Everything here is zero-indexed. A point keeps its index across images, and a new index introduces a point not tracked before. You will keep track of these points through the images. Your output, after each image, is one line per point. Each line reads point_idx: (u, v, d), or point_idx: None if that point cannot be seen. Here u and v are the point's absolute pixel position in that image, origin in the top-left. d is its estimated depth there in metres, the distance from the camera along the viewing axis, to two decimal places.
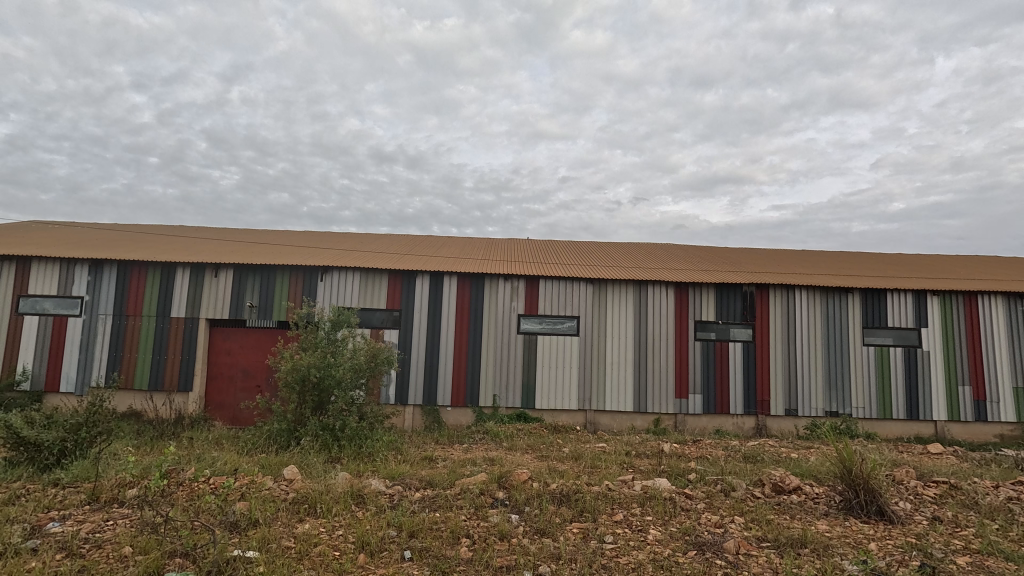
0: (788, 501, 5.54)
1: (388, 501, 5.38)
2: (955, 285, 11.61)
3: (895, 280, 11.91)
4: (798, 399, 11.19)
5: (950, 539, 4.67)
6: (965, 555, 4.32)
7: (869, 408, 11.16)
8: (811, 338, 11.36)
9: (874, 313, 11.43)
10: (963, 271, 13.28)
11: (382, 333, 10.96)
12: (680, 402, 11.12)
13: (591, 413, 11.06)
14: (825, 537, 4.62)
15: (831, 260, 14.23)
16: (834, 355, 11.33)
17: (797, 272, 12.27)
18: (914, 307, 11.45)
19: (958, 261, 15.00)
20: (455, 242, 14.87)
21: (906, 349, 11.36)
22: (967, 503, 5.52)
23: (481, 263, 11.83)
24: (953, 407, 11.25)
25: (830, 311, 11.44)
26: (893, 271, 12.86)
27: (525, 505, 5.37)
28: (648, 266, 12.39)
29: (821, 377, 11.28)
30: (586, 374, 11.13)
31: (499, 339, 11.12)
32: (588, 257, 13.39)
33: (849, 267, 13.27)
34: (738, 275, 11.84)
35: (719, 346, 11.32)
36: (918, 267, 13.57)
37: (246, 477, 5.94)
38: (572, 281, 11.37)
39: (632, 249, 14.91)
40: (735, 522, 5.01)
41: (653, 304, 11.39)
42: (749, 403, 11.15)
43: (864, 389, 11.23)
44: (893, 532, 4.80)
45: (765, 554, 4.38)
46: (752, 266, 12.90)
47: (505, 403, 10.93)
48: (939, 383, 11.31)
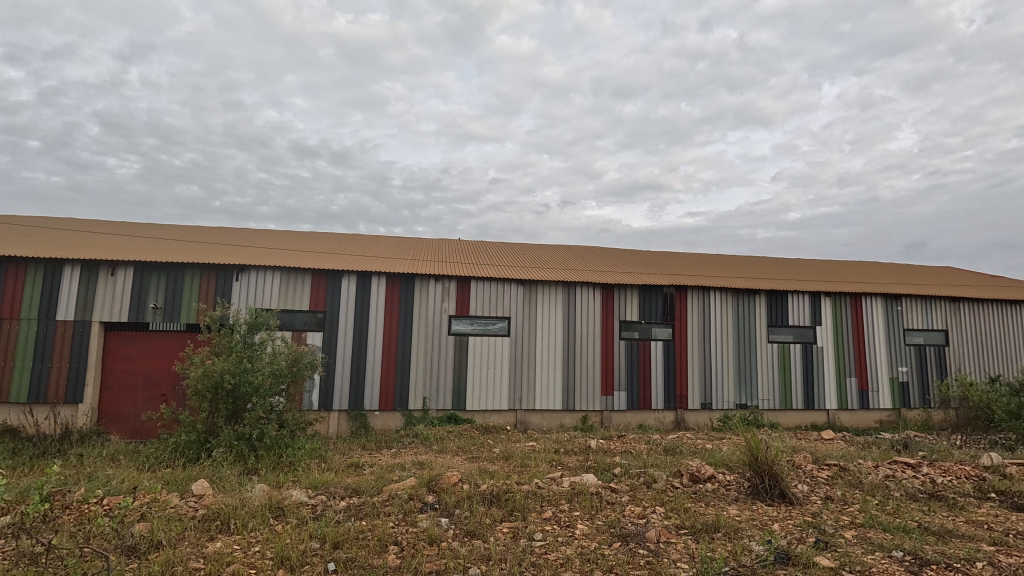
0: (704, 490, 5.93)
1: (310, 512, 5.11)
2: (844, 288, 12.99)
3: (796, 283, 13.11)
4: (712, 393, 11.98)
5: (840, 515, 5.20)
6: (852, 529, 4.83)
7: (773, 399, 12.19)
8: (723, 336, 12.21)
9: (778, 312, 12.51)
10: (851, 275, 14.87)
11: (305, 336, 10.44)
12: (606, 399, 11.53)
13: (521, 412, 11.20)
14: (735, 521, 4.98)
15: (743, 264, 15.38)
16: (743, 352, 12.24)
17: (713, 276, 13.15)
18: (810, 307, 12.66)
19: (846, 266, 16.78)
20: (386, 241, 14.51)
21: (804, 345, 12.52)
22: (854, 482, 6.18)
23: (412, 263, 11.58)
24: (842, 397, 12.53)
25: (741, 310, 12.37)
26: (795, 275, 14.12)
27: (456, 507, 5.32)
28: (578, 268, 12.74)
29: (732, 372, 12.14)
30: (517, 373, 11.26)
31: (430, 340, 10.96)
32: (519, 258, 13.55)
33: (757, 271, 14.43)
34: (660, 277, 12.48)
35: (642, 345, 11.86)
36: (816, 272, 14.98)
37: (147, 495, 5.41)
38: (503, 282, 11.44)
39: (562, 251, 15.26)
40: (656, 513, 5.27)
41: (581, 305, 11.74)
42: (669, 398, 11.78)
43: (768, 382, 12.23)
44: (794, 512, 5.26)
45: (683, 540, 4.64)
46: (673, 269, 13.68)
47: (436, 405, 10.79)
48: (831, 375, 12.55)
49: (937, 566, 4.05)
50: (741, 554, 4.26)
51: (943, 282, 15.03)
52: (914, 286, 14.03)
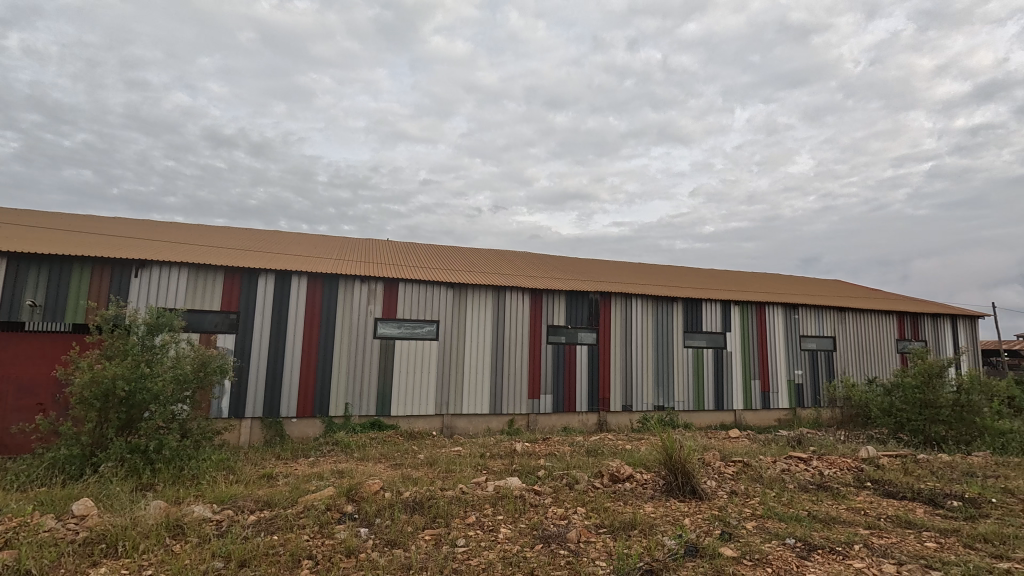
0: (622, 489, 6.16)
1: (214, 529, 4.73)
2: (750, 297, 14.09)
3: (709, 292, 14.04)
4: (633, 395, 12.51)
5: (743, 508, 5.61)
6: (753, 520, 5.22)
7: (687, 401, 12.95)
8: (644, 341, 12.81)
9: (692, 319, 13.32)
10: (756, 286, 16.17)
11: (214, 338, 9.69)
12: (532, 403, 11.69)
13: (448, 417, 11.08)
14: (650, 518, 5.22)
15: (662, 273, 16.24)
16: (661, 357, 12.91)
17: (635, 283, 13.77)
18: (721, 315, 13.60)
19: (752, 277, 18.23)
20: (309, 239, 13.83)
21: (715, 350, 13.42)
22: (755, 477, 6.70)
23: (336, 263, 11.12)
24: (747, 398, 13.57)
25: (660, 316, 13.04)
26: (708, 285, 15.12)
27: (376, 517, 5.15)
28: (507, 273, 12.84)
29: (651, 376, 12.75)
30: (444, 378, 11.13)
31: (354, 343, 10.57)
32: (449, 261, 13.44)
33: (675, 280, 15.30)
34: (586, 283, 12.88)
35: (568, 349, 12.16)
36: (726, 282, 16.13)
37: (14, 519, 4.75)
38: (432, 285, 11.28)
39: (492, 255, 15.32)
40: (577, 513, 5.40)
41: (510, 309, 11.84)
42: (592, 401, 12.16)
43: (683, 385, 12.98)
44: (703, 507, 5.61)
45: (602, 538, 4.79)
46: (598, 276, 14.17)
47: (359, 411, 10.42)
48: (739, 378, 13.55)
49: (822, 550, 4.47)
50: (655, 549, 4.46)
51: (833, 294, 16.74)
52: (809, 297, 15.51)
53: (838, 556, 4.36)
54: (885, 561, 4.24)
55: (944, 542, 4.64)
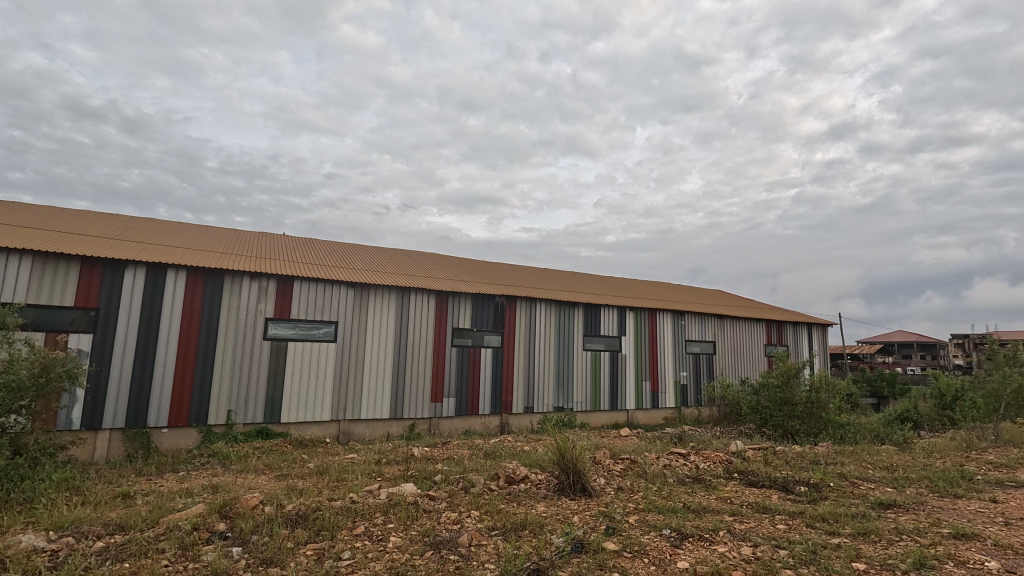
0: (517, 490, 6.26)
1: (46, 561, 4.06)
2: (644, 304, 15.07)
3: (607, 298, 14.79)
4: (534, 398, 12.81)
5: (627, 502, 5.95)
6: (635, 514, 5.54)
7: (585, 402, 13.52)
8: (546, 344, 13.16)
9: (592, 323, 13.95)
10: (650, 293, 17.33)
11: (64, 338, 8.40)
12: (435, 406, 11.52)
13: (345, 423, 10.57)
14: (541, 517, 5.36)
15: (566, 279, 16.85)
16: (562, 360, 13.36)
17: (540, 288, 14.12)
18: (617, 320, 14.39)
19: (647, 285, 19.52)
20: (190, 229, 12.52)
21: (612, 353, 14.16)
22: (640, 472, 7.15)
23: (222, 257, 10.15)
24: (639, 398, 14.47)
25: (562, 321, 13.50)
26: (607, 291, 15.94)
27: (253, 533, 4.75)
28: (413, 274, 12.56)
29: (552, 378, 13.14)
30: (342, 382, 10.61)
31: (240, 345, 9.71)
32: (351, 260, 12.85)
33: (577, 286, 15.93)
34: (492, 287, 12.97)
35: (473, 352, 12.15)
36: (624, 289, 17.12)
37: None
38: (332, 284, 10.70)
39: (398, 255, 14.91)
40: (471, 516, 5.39)
41: (414, 311, 11.58)
42: (495, 404, 12.25)
43: (582, 387, 13.53)
44: (591, 503, 5.86)
45: (493, 541, 4.82)
46: (504, 280, 14.34)
47: (243, 419, 9.58)
48: (632, 380, 14.41)
49: (693, 538, 4.86)
50: (543, 548, 4.56)
51: (715, 303, 18.43)
52: (694, 304, 16.92)
53: (706, 542, 4.77)
54: (744, 544, 4.71)
55: (792, 523, 5.26)
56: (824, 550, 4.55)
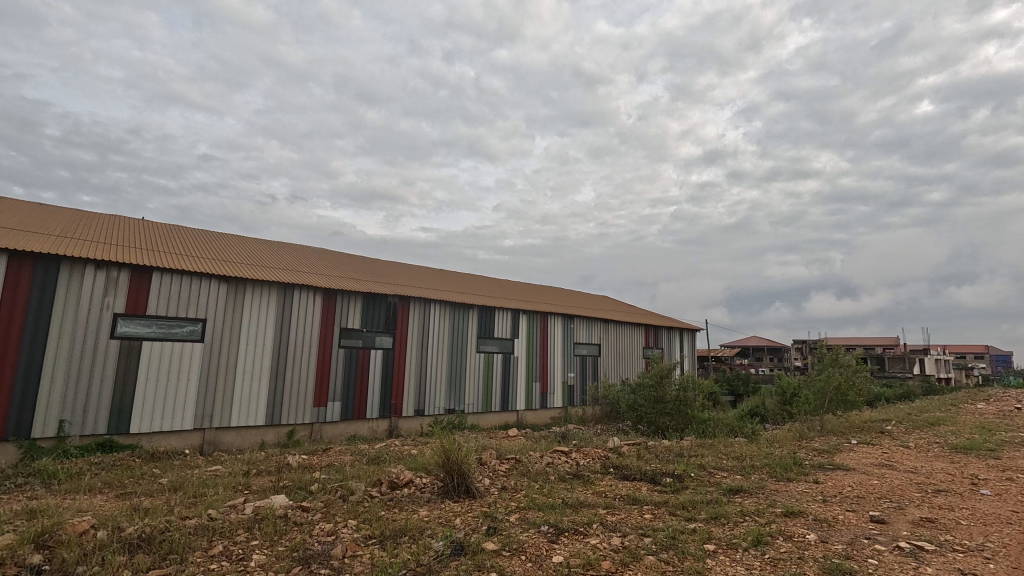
0: (399, 495, 6.08)
1: None
2: (536, 308, 15.53)
3: (502, 301, 15.01)
4: (425, 400, 12.57)
5: (510, 502, 6.05)
6: (516, 513, 5.65)
7: (476, 404, 13.56)
8: (439, 346, 13.00)
9: (485, 326, 14.06)
10: (543, 298, 17.92)
11: None
12: (317, 411, 10.83)
13: (211, 432, 9.53)
14: (422, 522, 5.25)
15: (461, 281, 16.81)
16: (455, 362, 13.28)
17: (434, 289, 13.93)
18: (511, 322, 14.66)
19: (540, 289, 20.15)
20: (15, 205, 10.51)
21: (504, 355, 14.38)
22: (524, 471, 7.32)
23: (58, 241, 8.65)
24: (528, 399, 14.85)
25: (456, 322, 13.43)
26: (501, 294, 16.19)
27: (79, 564, 4.06)
28: (297, 270, 11.71)
29: (444, 380, 13.00)
30: (209, 386, 9.56)
31: (79, 345, 8.34)
32: (226, 251, 11.65)
33: (472, 288, 15.96)
34: (385, 286, 12.54)
35: (361, 353, 11.62)
36: (518, 293, 17.51)
37: None
38: (200, 277, 9.61)
39: (281, 248, 13.83)
40: (347, 526, 5.12)
41: (297, 310, 10.79)
42: (383, 407, 11.82)
43: (473, 388, 13.57)
44: (474, 505, 5.87)
45: (369, 550, 4.62)
46: (398, 280, 13.93)
47: (79, 430, 8.22)
48: (522, 381, 14.75)
49: (568, 532, 5.07)
50: (422, 554, 4.47)
51: (601, 308, 19.55)
52: (583, 309, 17.80)
53: (580, 536, 5.00)
54: (614, 535, 5.01)
55: (657, 512, 5.72)
56: (682, 535, 5.00)
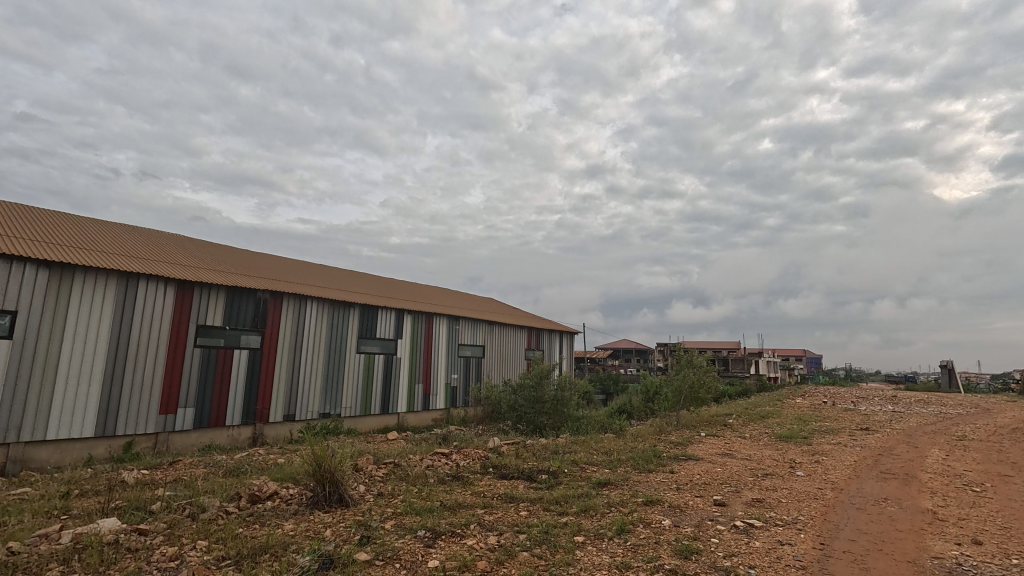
0: (261, 509, 5.56)
1: None
2: (421, 308, 15.25)
3: (385, 301, 14.50)
4: (296, 404, 11.66)
5: (385, 508, 5.84)
6: (392, 519, 5.46)
7: (354, 407, 12.90)
8: (315, 346, 12.16)
9: (367, 325, 13.47)
10: (428, 298, 17.66)
11: None
12: (164, 419, 9.50)
13: (17, 448, 7.89)
14: (287, 536, 4.85)
15: (342, 278, 15.94)
16: (332, 363, 12.51)
17: (312, 285, 13.03)
18: (394, 322, 14.21)
19: (426, 289, 19.84)
20: None
21: (386, 356, 13.88)
22: (402, 476, 7.12)
23: None
24: (410, 401, 14.50)
25: (334, 322, 12.68)
26: (386, 293, 15.64)
27: None
28: (146, 257, 10.21)
29: (319, 383, 12.19)
30: (18, 393, 7.92)
31: None
32: (49, 231, 9.78)
33: (354, 285, 15.21)
34: (254, 280, 11.44)
35: (223, 354, 10.45)
36: (403, 292, 17.06)
37: None
38: (10, 261, 7.94)
39: (125, 232, 11.96)
40: (196, 548, 4.54)
41: (143, 303, 9.40)
42: (247, 413, 10.73)
43: (351, 391, 12.90)
44: (347, 514, 5.56)
45: (222, 573, 4.14)
46: (270, 274, 12.79)
47: None
48: (404, 383, 14.36)
49: (445, 535, 5.03)
50: (285, 572, 4.11)
51: (486, 310, 19.79)
52: (468, 311, 17.87)
53: (457, 538, 4.98)
54: (490, 534, 5.07)
55: (532, 508, 5.91)
56: (554, 529, 5.22)
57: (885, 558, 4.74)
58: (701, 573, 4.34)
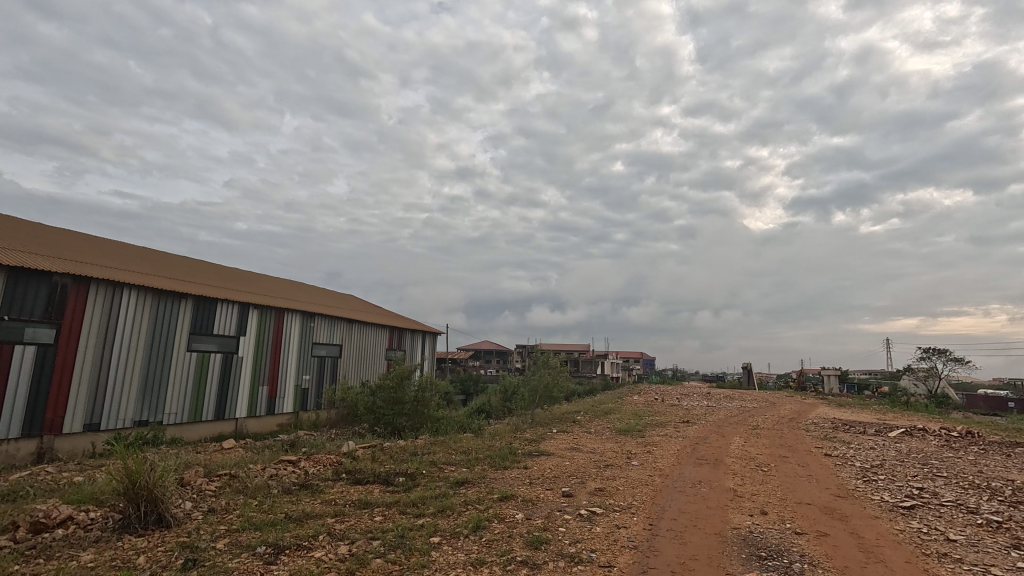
0: (48, 540, 4.56)
1: None
2: (270, 303, 13.92)
3: (227, 293, 12.95)
4: (102, 411, 9.80)
5: (217, 526, 5.18)
6: (225, 537, 4.87)
7: (180, 413, 11.24)
8: (131, 343, 10.38)
9: (203, 320, 11.88)
10: (280, 292, 16.20)
11: None
12: None
13: None
14: (85, 569, 4.05)
15: (173, 264, 13.87)
16: (154, 362, 10.78)
17: (132, 271, 11.12)
18: (237, 317, 12.75)
19: (277, 283, 18.17)
20: None
21: (225, 355, 12.37)
22: (239, 488, 6.39)
23: None
24: (252, 405, 13.10)
25: (160, 314, 10.95)
26: (228, 285, 13.97)
27: None
28: None
29: (135, 385, 10.40)
30: None
31: None
32: None
33: (188, 274, 13.32)
34: (49, 261, 9.40)
35: None
36: (250, 285, 15.40)
37: None
38: None
39: None
40: None
41: None
42: (30, 423, 8.73)
43: (178, 395, 11.24)
44: (167, 536, 4.83)
45: None
46: (74, 254, 10.63)
47: None
48: (246, 385, 12.93)
49: (289, 549, 4.63)
50: None
51: (345, 308, 18.76)
52: (325, 308, 16.77)
53: (303, 551, 4.63)
54: (341, 544, 4.80)
55: (387, 513, 5.74)
56: (410, 532, 5.13)
57: (698, 532, 5.52)
58: (549, 561, 4.61)
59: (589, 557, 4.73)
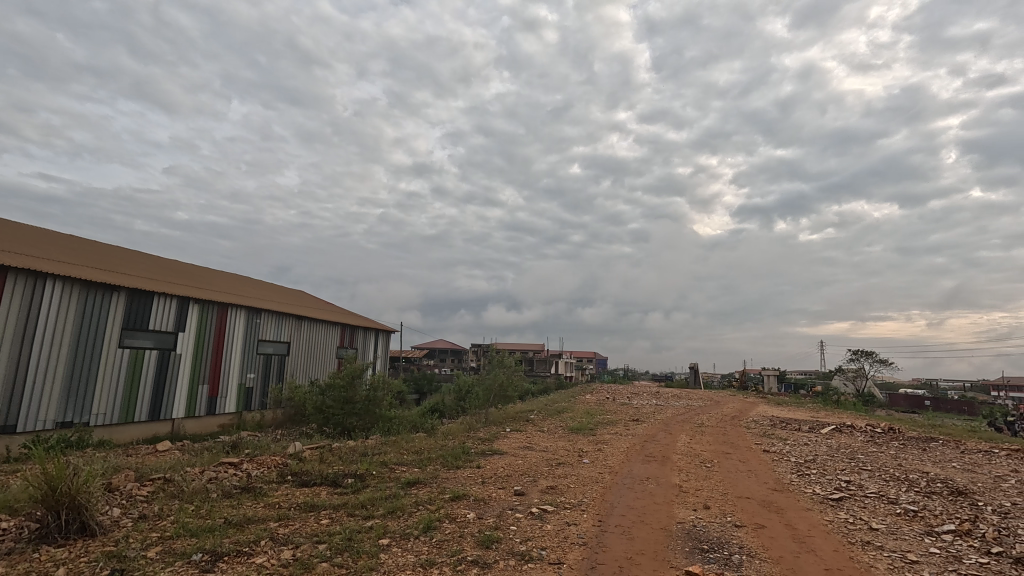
0: None
1: None
2: (213, 297, 13.22)
3: (164, 286, 12.20)
4: (20, 412, 9.02)
5: (147, 533, 4.87)
6: (157, 545, 4.59)
7: (109, 414, 10.51)
8: (54, 338, 9.62)
9: (136, 315, 11.15)
10: (223, 286, 15.42)
11: None
12: None
13: None
14: None
15: (104, 254, 12.94)
16: (81, 359, 10.03)
17: (57, 261, 10.30)
18: (175, 312, 12.04)
19: (220, 276, 17.28)
20: None
21: (160, 352, 11.67)
22: (174, 493, 6.03)
23: None
24: (190, 405, 12.41)
25: (88, 308, 10.20)
26: (165, 277, 13.16)
27: None
28: None
29: (58, 383, 9.64)
30: None
31: None
32: None
33: (120, 264, 12.46)
34: None
35: None
36: (189, 278, 14.57)
37: None
38: None
39: None
40: None
41: None
42: None
43: (108, 394, 10.50)
44: (91, 546, 4.49)
45: None
46: None
47: None
48: (184, 384, 12.24)
49: (228, 556, 4.41)
50: None
51: (294, 304, 18.09)
52: (272, 303, 16.09)
53: (244, 557, 4.43)
54: (284, 548, 4.62)
55: (334, 516, 5.57)
56: (357, 534, 5.00)
57: (645, 528, 5.68)
58: (499, 560, 4.61)
59: (539, 554, 4.77)
